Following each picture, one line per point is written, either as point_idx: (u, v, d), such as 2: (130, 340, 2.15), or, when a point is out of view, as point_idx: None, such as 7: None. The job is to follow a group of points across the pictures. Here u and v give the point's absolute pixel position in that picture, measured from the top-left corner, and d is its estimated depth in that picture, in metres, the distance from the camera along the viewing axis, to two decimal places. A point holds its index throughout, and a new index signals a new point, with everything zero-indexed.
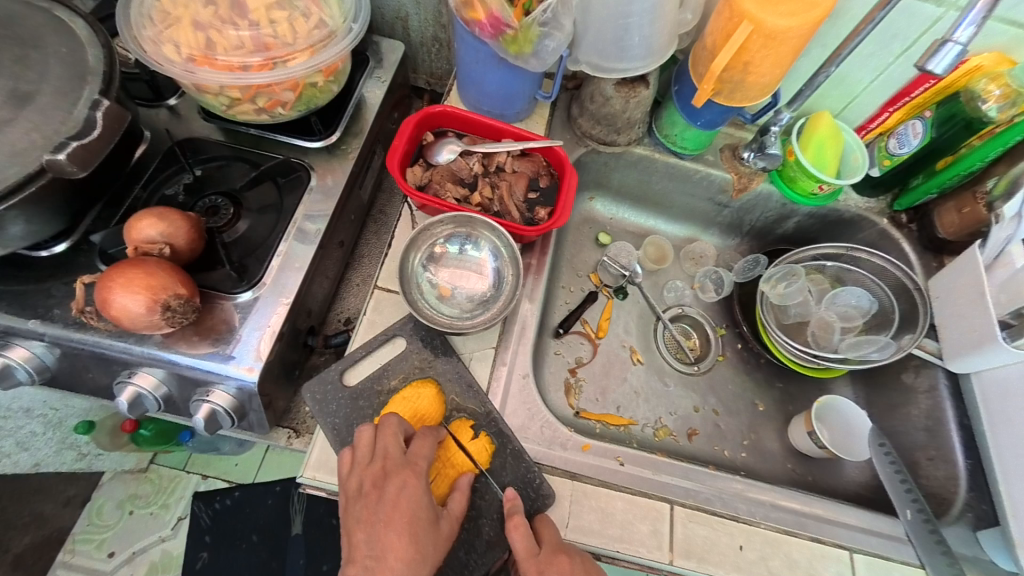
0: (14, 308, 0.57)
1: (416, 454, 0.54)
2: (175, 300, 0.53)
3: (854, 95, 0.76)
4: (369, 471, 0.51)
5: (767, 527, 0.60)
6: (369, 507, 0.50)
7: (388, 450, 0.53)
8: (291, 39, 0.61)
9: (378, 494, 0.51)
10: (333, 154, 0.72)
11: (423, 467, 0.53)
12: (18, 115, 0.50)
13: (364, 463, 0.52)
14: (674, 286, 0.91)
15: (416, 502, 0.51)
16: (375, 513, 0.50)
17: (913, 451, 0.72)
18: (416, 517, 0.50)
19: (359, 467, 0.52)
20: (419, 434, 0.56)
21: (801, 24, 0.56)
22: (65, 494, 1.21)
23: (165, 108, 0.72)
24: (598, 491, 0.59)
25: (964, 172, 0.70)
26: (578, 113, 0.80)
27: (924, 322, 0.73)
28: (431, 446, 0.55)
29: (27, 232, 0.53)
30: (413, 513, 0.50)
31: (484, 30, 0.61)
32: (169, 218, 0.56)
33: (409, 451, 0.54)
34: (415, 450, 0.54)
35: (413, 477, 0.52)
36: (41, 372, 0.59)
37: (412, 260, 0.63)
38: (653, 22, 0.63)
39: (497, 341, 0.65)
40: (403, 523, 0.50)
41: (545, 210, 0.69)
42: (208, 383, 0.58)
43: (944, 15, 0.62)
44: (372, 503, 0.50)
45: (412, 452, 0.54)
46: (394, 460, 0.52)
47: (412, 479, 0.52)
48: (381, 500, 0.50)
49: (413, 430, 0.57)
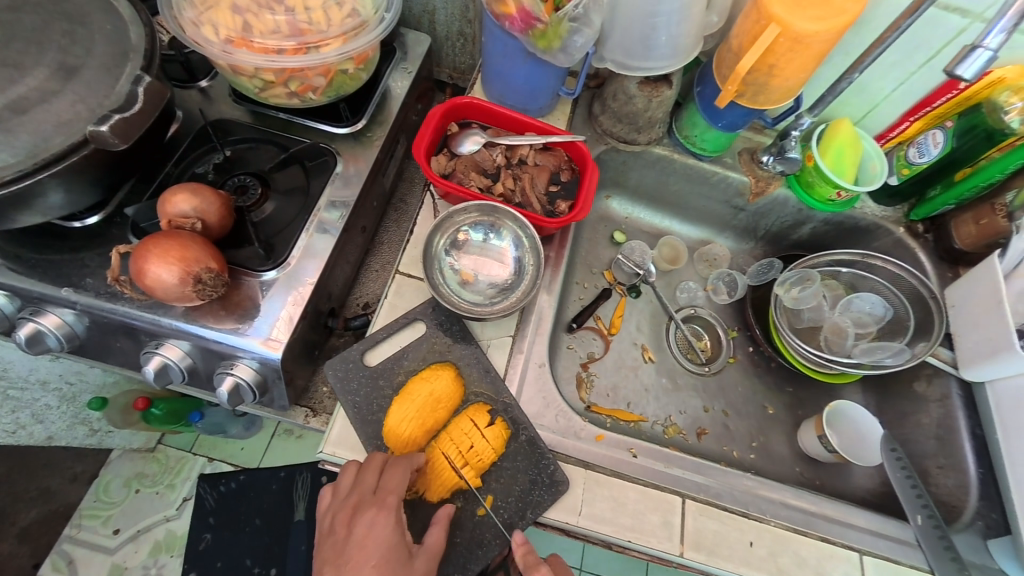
0: (49, 276, 0.59)
1: (386, 488, 0.53)
2: (206, 273, 0.55)
3: (874, 103, 0.77)
4: (343, 507, 0.55)
5: (777, 524, 0.60)
6: (340, 547, 0.54)
7: (359, 485, 0.54)
8: (325, 26, 0.62)
9: (348, 530, 0.54)
10: (358, 141, 0.73)
11: (392, 502, 0.53)
12: (64, 87, 0.51)
13: (341, 500, 0.55)
14: (687, 287, 0.92)
15: (385, 541, 0.52)
16: (343, 554, 0.53)
17: (923, 459, 0.72)
18: (385, 557, 0.51)
19: (337, 503, 0.56)
20: (393, 463, 0.55)
21: (829, 28, 0.57)
22: (72, 470, 1.26)
23: (197, 90, 0.74)
24: (611, 480, 0.59)
25: (983, 184, 0.70)
26: (599, 111, 0.81)
27: (939, 330, 0.74)
28: (402, 480, 0.54)
29: (66, 201, 0.55)
30: (381, 555, 0.52)
31: (514, 24, 0.63)
32: (202, 194, 0.58)
33: (378, 486, 0.54)
34: (384, 485, 0.54)
35: (381, 514, 0.53)
36: (71, 339, 0.61)
37: (436, 244, 0.64)
38: (680, 22, 0.64)
39: (515, 329, 0.66)
40: (370, 565, 0.51)
41: (566, 203, 0.70)
42: (232, 356, 0.59)
43: (969, 26, 0.63)
44: (341, 543, 0.54)
45: (383, 487, 0.53)
46: (363, 496, 0.53)
47: (380, 515, 0.53)
48: (349, 538, 0.54)
49: (389, 456, 0.57)
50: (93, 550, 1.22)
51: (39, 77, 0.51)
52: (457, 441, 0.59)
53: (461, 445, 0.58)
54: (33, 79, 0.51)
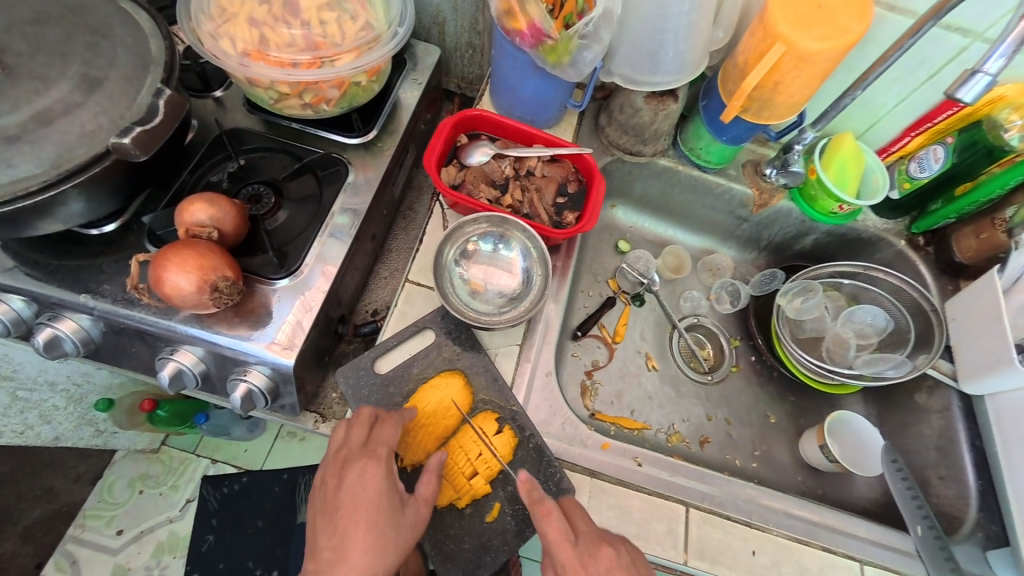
0: (67, 282, 0.60)
1: (377, 440, 0.55)
2: (223, 282, 0.56)
3: (877, 118, 0.78)
4: (333, 462, 0.56)
5: (780, 534, 0.61)
6: (329, 499, 0.55)
7: (350, 438, 0.55)
8: (339, 40, 0.64)
9: (338, 481, 0.55)
10: (369, 151, 0.74)
11: (383, 453, 0.54)
12: (88, 99, 0.53)
13: (331, 455, 0.56)
14: (691, 296, 0.93)
15: (375, 490, 0.53)
16: (333, 503, 0.54)
17: (924, 470, 0.73)
18: (376, 503, 0.53)
19: (328, 456, 0.57)
20: (382, 420, 0.57)
21: (833, 48, 0.58)
22: (76, 470, 1.28)
23: (212, 99, 0.75)
24: (616, 489, 0.61)
25: (983, 199, 0.71)
26: (606, 122, 0.82)
27: (940, 343, 0.75)
28: (392, 433, 0.56)
29: (87, 209, 0.57)
30: (372, 500, 0.53)
31: (524, 39, 0.64)
32: (218, 203, 0.59)
33: (369, 439, 0.56)
34: (375, 438, 0.56)
35: (370, 464, 0.54)
36: (86, 344, 0.62)
37: (446, 254, 0.65)
38: (687, 38, 0.66)
39: (522, 338, 0.67)
40: (362, 511, 0.53)
41: (573, 214, 0.71)
42: (245, 363, 0.61)
43: (970, 45, 0.65)
44: (331, 493, 0.55)
45: (373, 440, 0.55)
46: (353, 448, 0.55)
47: (370, 465, 0.54)
48: (339, 489, 0.54)
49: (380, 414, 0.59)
50: (96, 550, 1.21)
51: (63, 89, 0.53)
52: (466, 448, 0.60)
53: (470, 453, 0.60)
54: (58, 91, 0.52)
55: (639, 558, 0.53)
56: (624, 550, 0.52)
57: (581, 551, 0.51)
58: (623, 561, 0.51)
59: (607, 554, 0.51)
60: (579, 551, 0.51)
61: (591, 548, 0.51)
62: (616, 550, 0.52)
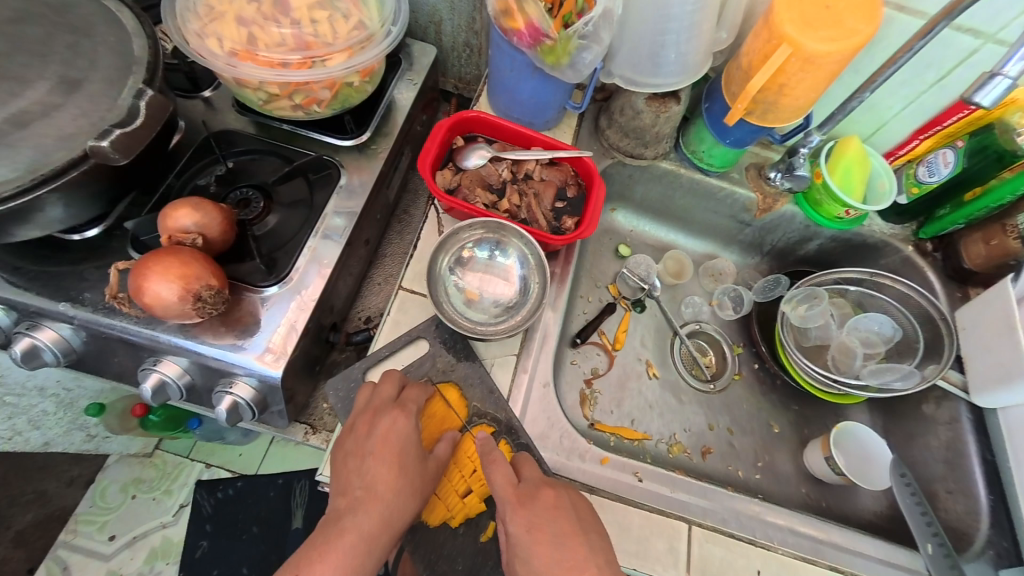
0: (48, 289, 0.58)
1: (408, 398, 0.57)
2: (207, 291, 0.54)
3: (884, 121, 0.76)
4: (363, 411, 0.56)
5: (785, 552, 0.59)
6: (358, 444, 0.54)
7: (379, 394, 0.56)
8: (331, 39, 0.62)
9: (368, 429, 0.54)
10: (363, 153, 0.72)
11: (413, 408, 0.56)
12: (66, 101, 0.51)
13: (360, 406, 0.57)
14: (692, 301, 0.90)
15: (404, 439, 0.54)
16: (364, 447, 0.54)
17: (931, 483, 0.71)
18: (404, 451, 0.54)
19: (355, 411, 0.57)
20: (409, 383, 0.59)
21: (841, 49, 0.56)
22: (69, 474, 1.20)
23: (201, 100, 0.73)
24: (616, 505, 0.59)
25: (993, 204, 0.69)
26: (606, 124, 0.80)
27: (950, 353, 0.73)
28: (421, 393, 0.58)
29: (67, 215, 0.54)
30: (402, 448, 0.54)
31: (522, 39, 0.62)
32: (203, 208, 0.57)
33: (398, 396, 0.57)
34: (405, 395, 0.57)
35: (403, 416, 0.55)
36: (68, 354, 0.60)
37: (440, 263, 0.63)
38: (690, 38, 0.64)
39: (519, 348, 0.65)
40: (392, 456, 0.54)
41: (572, 220, 0.69)
42: (232, 374, 0.59)
43: (981, 47, 0.63)
44: (361, 439, 0.54)
45: (403, 396, 0.57)
46: (385, 402, 0.56)
47: (401, 417, 0.55)
48: (370, 435, 0.54)
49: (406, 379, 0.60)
50: (89, 556, 1.19)
51: (40, 90, 0.50)
52: (462, 462, 0.59)
53: (466, 466, 0.59)
54: (35, 92, 0.50)
55: (582, 503, 0.54)
56: (565, 494, 0.53)
57: (523, 492, 0.53)
58: (563, 503, 0.52)
59: (547, 494, 0.53)
60: (522, 492, 0.53)
61: (533, 489, 0.53)
62: (558, 490, 0.54)
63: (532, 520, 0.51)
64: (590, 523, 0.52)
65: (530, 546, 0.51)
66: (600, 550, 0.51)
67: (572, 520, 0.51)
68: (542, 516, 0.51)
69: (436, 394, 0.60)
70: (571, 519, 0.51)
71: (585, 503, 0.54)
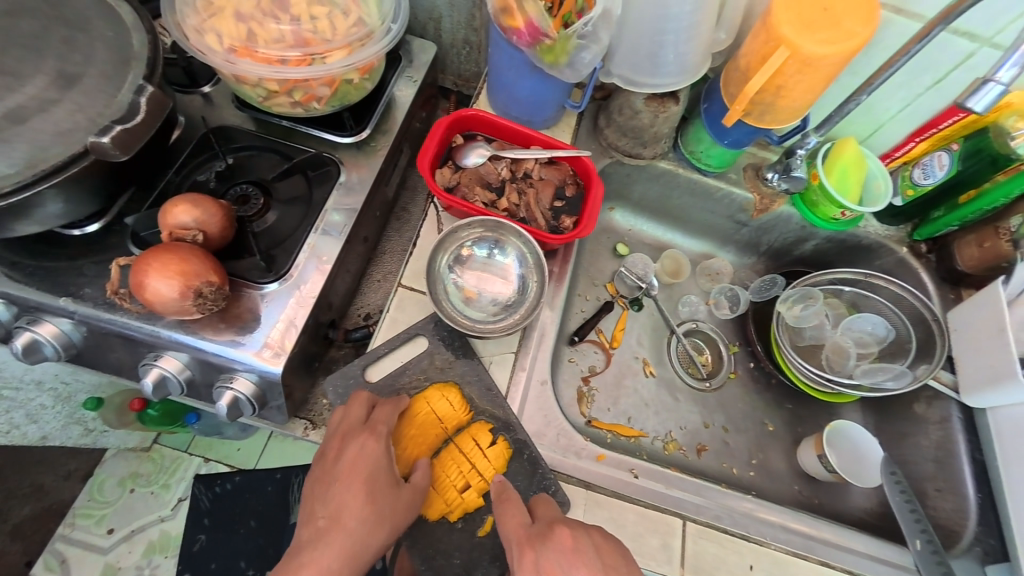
0: (46, 285, 0.58)
1: (377, 420, 0.57)
2: (207, 287, 0.54)
3: (880, 123, 0.77)
4: (334, 435, 0.57)
5: (776, 548, 0.61)
6: (328, 468, 0.56)
7: (350, 417, 0.57)
8: (330, 35, 0.62)
9: (338, 453, 0.56)
10: (362, 150, 0.72)
11: (382, 431, 0.56)
12: (64, 97, 0.51)
13: (331, 428, 0.58)
14: (689, 301, 0.91)
15: (374, 463, 0.55)
16: (332, 473, 0.55)
17: (922, 481, 0.72)
18: (373, 477, 0.54)
19: (329, 432, 0.58)
20: (380, 402, 0.58)
21: (838, 52, 0.56)
22: (66, 468, 1.24)
23: (200, 95, 0.73)
24: (611, 501, 0.60)
25: (987, 207, 0.70)
26: (605, 124, 0.81)
27: (941, 354, 0.74)
28: (391, 413, 0.57)
29: (65, 211, 0.55)
30: (370, 473, 0.54)
31: (521, 38, 0.62)
32: (203, 205, 0.57)
33: (369, 418, 0.57)
34: (375, 417, 0.57)
35: (370, 440, 0.55)
36: (68, 348, 0.60)
37: (439, 261, 0.64)
38: (689, 39, 0.64)
39: (517, 346, 0.65)
40: (358, 482, 0.54)
41: (570, 219, 0.70)
42: (232, 370, 0.59)
43: (977, 50, 0.63)
44: (330, 462, 0.56)
45: (373, 418, 0.57)
46: (353, 426, 0.56)
47: (370, 441, 0.55)
48: (338, 460, 0.55)
49: (380, 398, 0.60)
50: (86, 549, 1.17)
51: (38, 85, 0.50)
52: (455, 458, 0.59)
53: (462, 461, 0.59)
54: (32, 87, 0.50)
55: (600, 542, 0.52)
56: (581, 531, 0.52)
57: (534, 532, 0.52)
58: (581, 548, 0.50)
59: (561, 533, 0.51)
60: (533, 534, 0.52)
61: (544, 529, 0.52)
62: (573, 529, 0.52)
63: (542, 561, 0.49)
64: (611, 567, 0.50)
65: None
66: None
67: (589, 562, 0.50)
68: (555, 559, 0.50)
69: (410, 411, 0.60)
70: (590, 563, 0.49)
71: (609, 544, 0.52)
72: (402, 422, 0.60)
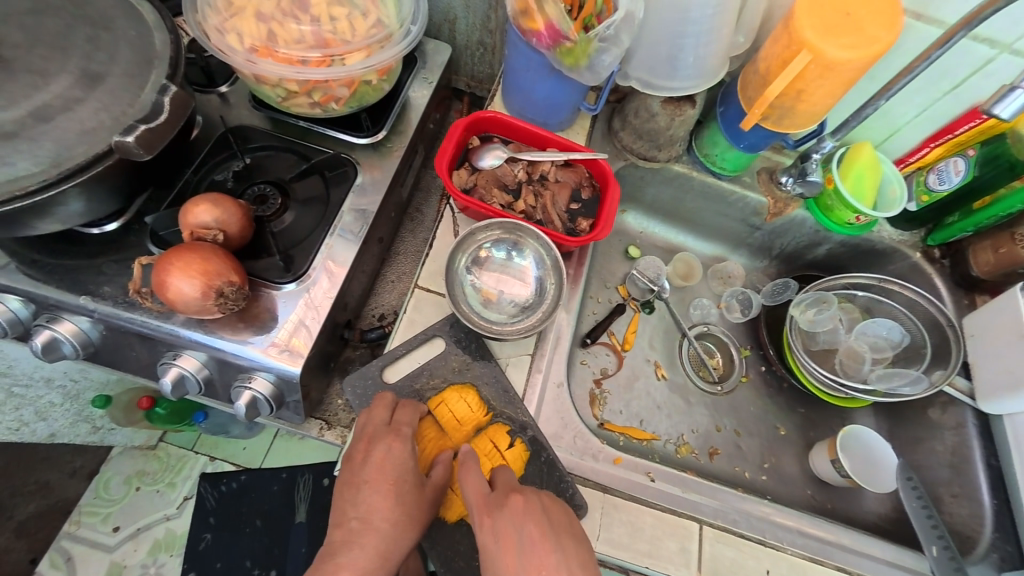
0: (66, 283, 0.58)
1: (400, 421, 0.57)
2: (228, 287, 0.54)
3: (896, 128, 0.77)
4: (359, 439, 0.57)
5: (793, 552, 0.61)
6: (355, 472, 0.56)
7: (373, 419, 0.57)
8: (350, 37, 0.62)
9: (365, 456, 0.56)
10: (378, 151, 0.72)
11: (407, 432, 0.56)
12: (89, 95, 0.51)
13: (355, 432, 0.58)
14: (700, 304, 0.91)
15: (401, 465, 0.55)
16: (360, 476, 0.56)
17: (936, 487, 0.72)
18: (401, 479, 0.55)
19: (353, 435, 0.58)
20: (402, 403, 0.59)
21: (860, 57, 0.56)
22: (72, 465, 1.25)
23: (217, 95, 0.73)
24: (628, 504, 0.60)
25: (1002, 213, 0.70)
26: (620, 126, 0.81)
27: (957, 360, 0.74)
28: (413, 414, 0.58)
29: (86, 209, 0.55)
30: (398, 475, 0.55)
31: (541, 40, 0.62)
32: (223, 204, 0.57)
33: (391, 420, 0.57)
34: (397, 418, 0.57)
35: (396, 442, 0.55)
36: (86, 347, 0.60)
37: (458, 261, 0.64)
38: (708, 43, 0.64)
39: (534, 348, 0.66)
40: (387, 484, 0.55)
41: (587, 221, 0.70)
42: (250, 370, 0.59)
43: (996, 57, 0.63)
44: (358, 466, 0.56)
45: (395, 419, 0.57)
46: (378, 428, 0.56)
47: (396, 443, 0.55)
48: (366, 463, 0.56)
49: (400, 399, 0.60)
50: (92, 547, 1.17)
51: (63, 83, 0.51)
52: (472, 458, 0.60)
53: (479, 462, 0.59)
54: (58, 86, 0.50)
55: (552, 505, 0.53)
56: (535, 497, 0.53)
57: (491, 500, 0.53)
58: (531, 508, 0.51)
59: (515, 500, 0.52)
60: (489, 502, 0.52)
61: (501, 497, 0.53)
62: (526, 495, 0.53)
63: (499, 527, 0.51)
64: (559, 525, 0.51)
65: (497, 557, 0.50)
66: (571, 553, 0.50)
67: (541, 523, 0.51)
68: (509, 524, 0.51)
69: (427, 413, 0.60)
70: (539, 522, 0.50)
71: (556, 503, 0.53)
72: (421, 423, 0.60)
